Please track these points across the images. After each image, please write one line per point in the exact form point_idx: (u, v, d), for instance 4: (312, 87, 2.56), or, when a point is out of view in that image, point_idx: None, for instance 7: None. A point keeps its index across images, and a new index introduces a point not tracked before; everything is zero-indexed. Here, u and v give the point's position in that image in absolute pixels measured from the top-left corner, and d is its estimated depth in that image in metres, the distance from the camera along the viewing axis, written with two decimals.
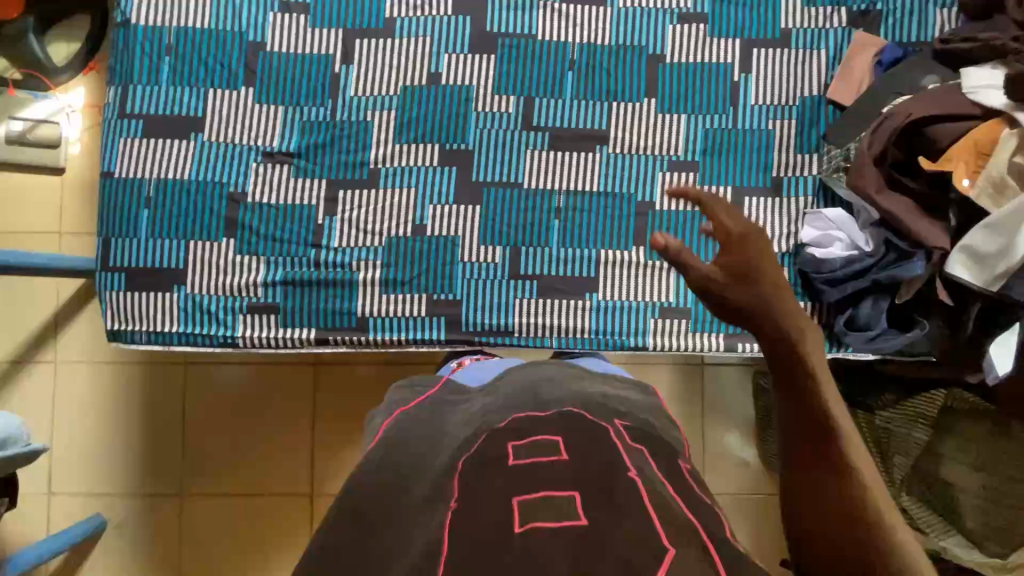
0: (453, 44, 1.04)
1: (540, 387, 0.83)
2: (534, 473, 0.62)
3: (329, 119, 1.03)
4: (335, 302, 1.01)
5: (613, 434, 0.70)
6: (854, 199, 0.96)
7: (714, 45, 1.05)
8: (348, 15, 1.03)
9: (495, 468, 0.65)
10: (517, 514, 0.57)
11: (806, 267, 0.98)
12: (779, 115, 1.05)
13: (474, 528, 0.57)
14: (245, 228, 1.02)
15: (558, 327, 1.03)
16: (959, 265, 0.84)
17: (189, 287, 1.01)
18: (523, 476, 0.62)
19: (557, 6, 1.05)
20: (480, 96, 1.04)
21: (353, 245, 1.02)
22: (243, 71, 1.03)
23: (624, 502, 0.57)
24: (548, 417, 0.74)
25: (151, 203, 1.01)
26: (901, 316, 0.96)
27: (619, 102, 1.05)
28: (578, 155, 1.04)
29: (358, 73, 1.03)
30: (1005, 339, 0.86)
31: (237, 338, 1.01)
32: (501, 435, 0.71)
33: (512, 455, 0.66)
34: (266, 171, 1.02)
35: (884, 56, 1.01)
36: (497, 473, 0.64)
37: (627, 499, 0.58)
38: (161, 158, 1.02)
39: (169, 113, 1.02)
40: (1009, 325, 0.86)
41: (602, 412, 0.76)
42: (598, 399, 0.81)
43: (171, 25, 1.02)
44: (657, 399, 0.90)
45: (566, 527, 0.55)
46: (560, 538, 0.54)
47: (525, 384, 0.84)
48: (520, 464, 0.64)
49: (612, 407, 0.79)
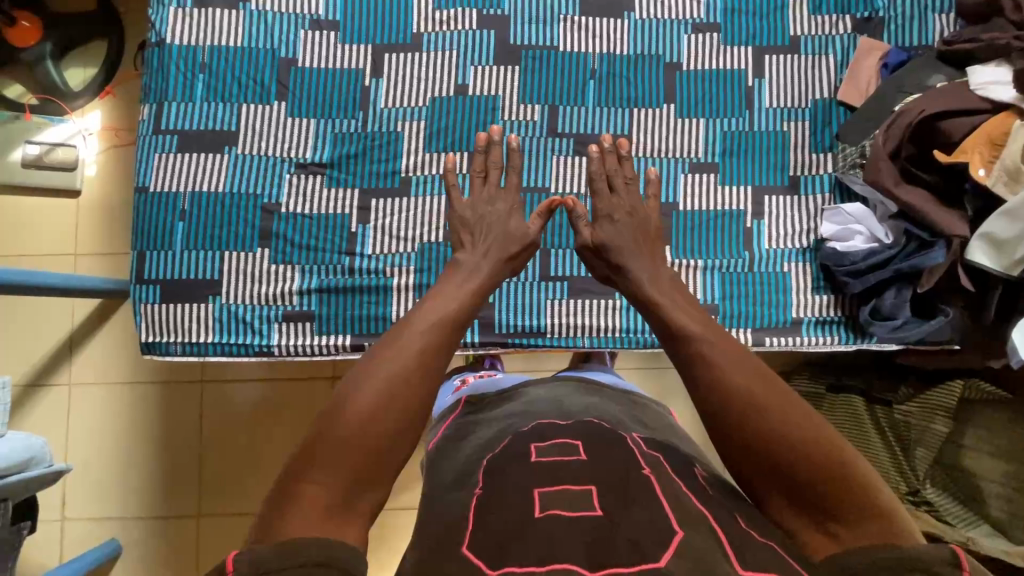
0: (478, 57, 1.08)
1: (564, 401, 0.85)
2: (552, 474, 0.64)
3: (360, 131, 1.06)
4: (372, 308, 1.02)
5: (630, 442, 0.72)
6: (870, 193, 1.00)
7: (726, 53, 1.10)
8: (377, 31, 1.07)
9: (515, 468, 0.66)
10: (536, 501, 0.60)
11: (828, 261, 1.01)
12: (794, 117, 1.09)
13: (496, 521, 0.58)
14: (280, 238, 1.03)
15: (588, 326, 1.05)
16: (979, 252, 0.88)
17: (224, 297, 1.02)
18: (538, 476, 0.64)
19: (577, 19, 1.10)
20: (506, 105, 1.07)
21: (387, 252, 1.04)
22: (275, 86, 1.06)
23: (639, 498, 0.59)
24: (568, 425, 0.75)
25: (186, 215, 1.03)
26: (925, 303, 0.98)
27: (640, 108, 1.09)
28: (580, 161, 1.08)
29: (387, 86, 1.07)
30: None
31: (272, 347, 1.02)
32: (523, 438, 0.73)
33: (535, 453, 0.68)
34: (300, 181, 1.04)
35: (889, 59, 1.07)
36: (517, 471, 0.65)
37: (640, 495, 0.60)
38: (196, 171, 1.04)
39: (203, 128, 1.05)
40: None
41: (619, 426, 0.78)
42: (616, 415, 0.82)
43: (204, 43, 1.05)
44: (660, 414, 0.92)
45: (582, 517, 0.57)
46: (575, 530, 0.56)
47: (549, 398, 0.86)
48: (533, 464, 0.66)
49: (626, 424, 0.81)
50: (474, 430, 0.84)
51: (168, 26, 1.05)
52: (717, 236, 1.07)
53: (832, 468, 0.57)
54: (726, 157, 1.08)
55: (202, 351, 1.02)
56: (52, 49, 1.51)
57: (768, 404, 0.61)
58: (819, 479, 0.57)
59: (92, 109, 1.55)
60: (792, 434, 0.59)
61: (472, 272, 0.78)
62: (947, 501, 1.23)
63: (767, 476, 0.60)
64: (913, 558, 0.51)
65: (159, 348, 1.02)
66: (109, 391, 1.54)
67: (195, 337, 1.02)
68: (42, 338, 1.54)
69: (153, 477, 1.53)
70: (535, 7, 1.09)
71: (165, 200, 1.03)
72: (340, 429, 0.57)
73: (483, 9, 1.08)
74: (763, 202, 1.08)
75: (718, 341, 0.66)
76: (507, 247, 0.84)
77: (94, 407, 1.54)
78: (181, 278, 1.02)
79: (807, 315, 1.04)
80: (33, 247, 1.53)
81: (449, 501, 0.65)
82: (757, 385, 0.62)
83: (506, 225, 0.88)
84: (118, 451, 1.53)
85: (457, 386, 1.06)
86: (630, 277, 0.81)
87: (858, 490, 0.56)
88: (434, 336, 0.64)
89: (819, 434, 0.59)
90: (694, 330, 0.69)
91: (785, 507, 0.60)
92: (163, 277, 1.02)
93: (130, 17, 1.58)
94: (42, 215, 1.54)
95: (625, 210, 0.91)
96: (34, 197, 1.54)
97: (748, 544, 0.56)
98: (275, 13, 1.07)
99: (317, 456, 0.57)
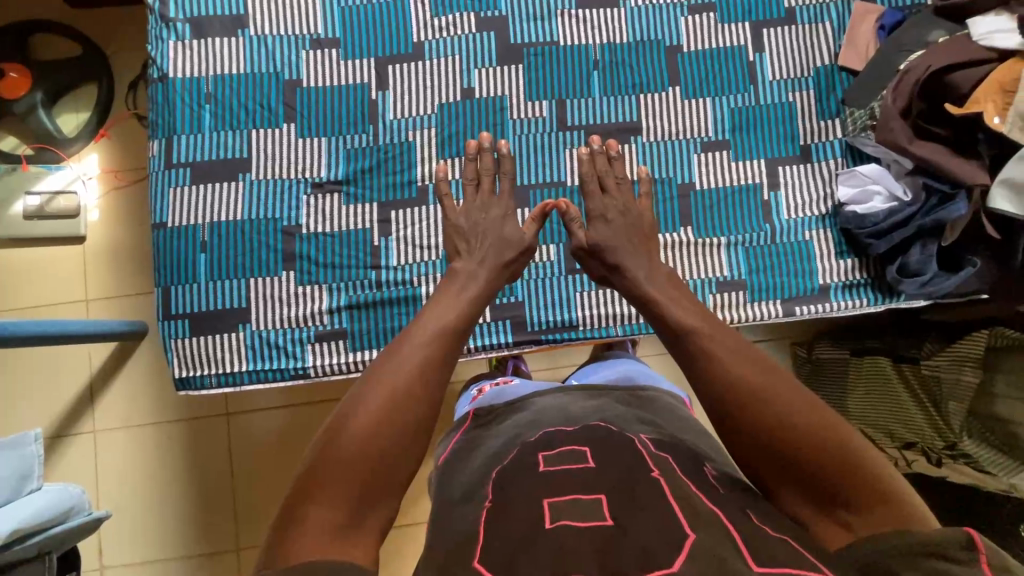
0: (481, 60, 1.08)
1: (569, 408, 0.86)
2: (565, 482, 0.64)
3: (371, 144, 1.05)
4: (404, 319, 1.02)
5: (637, 443, 0.72)
6: (884, 153, 1.01)
7: (725, 30, 1.11)
8: (379, 44, 1.08)
9: (530, 479, 0.66)
10: (547, 512, 0.60)
11: (850, 224, 1.03)
12: (796, 87, 1.10)
13: (511, 534, 0.58)
14: (304, 259, 1.03)
15: (617, 315, 1.05)
16: (1000, 198, 0.88)
17: (254, 324, 1.01)
18: (545, 487, 0.64)
19: (574, 12, 1.10)
20: (514, 104, 1.08)
21: (411, 262, 1.03)
22: (282, 109, 1.06)
23: (646, 502, 0.59)
24: (573, 431, 0.77)
25: (207, 246, 1.02)
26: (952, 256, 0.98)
27: (645, 94, 1.09)
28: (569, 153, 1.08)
29: (393, 97, 1.07)
30: None
31: (308, 368, 1.01)
32: (530, 449, 0.74)
33: (543, 463, 0.69)
34: (317, 202, 1.04)
35: (885, 21, 1.09)
36: (532, 483, 0.65)
37: (648, 497, 0.60)
38: (213, 202, 1.03)
39: (215, 158, 1.05)
40: None
41: (627, 428, 0.79)
42: (621, 416, 0.83)
43: (207, 73, 1.06)
44: (674, 403, 0.93)
45: (591, 528, 0.57)
46: (587, 538, 0.55)
47: (554, 405, 0.87)
48: (542, 476, 0.66)
49: (629, 424, 0.82)
50: (484, 442, 0.85)
51: (170, 61, 1.05)
52: (736, 211, 1.07)
53: (835, 454, 0.58)
54: (736, 133, 1.09)
55: (237, 381, 1.01)
56: (42, 98, 1.50)
57: (772, 394, 0.62)
58: (825, 467, 0.58)
59: (88, 154, 1.54)
60: (792, 423, 0.60)
61: (470, 284, 0.79)
62: (984, 451, 1.22)
63: (777, 468, 0.61)
64: (922, 542, 0.50)
65: (194, 382, 1.01)
66: (135, 433, 1.53)
67: (229, 367, 1.01)
68: (61, 388, 1.53)
69: (189, 515, 1.51)
70: (533, 5, 1.10)
71: (184, 233, 1.02)
72: (346, 458, 0.57)
73: (480, 12, 1.09)
74: (777, 173, 1.08)
75: (718, 337, 0.69)
76: (504, 254, 0.86)
77: (120, 452, 1.52)
78: (210, 310, 1.01)
79: (833, 281, 1.05)
80: (42, 297, 1.52)
81: (462, 519, 0.65)
82: (758, 375, 0.64)
83: (501, 230, 0.89)
84: (147, 490, 1.51)
85: (474, 395, 1.06)
86: (628, 276, 0.84)
87: (866, 474, 0.57)
88: (436, 348, 0.67)
89: (825, 421, 0.60)
90: (693, 325, 0.71)
91: (797, 498, 0.60)
92: (192, 310, 1.01)
93: (120, 55, 1.57)
94: (48, 264, 1.53)
95: (617, 209, 0.92)
96: (39, 247, 1.53)
97: (758, 536, 0.56)
98: (275, 37, 1.07)
99: (321, 483, 0.56)
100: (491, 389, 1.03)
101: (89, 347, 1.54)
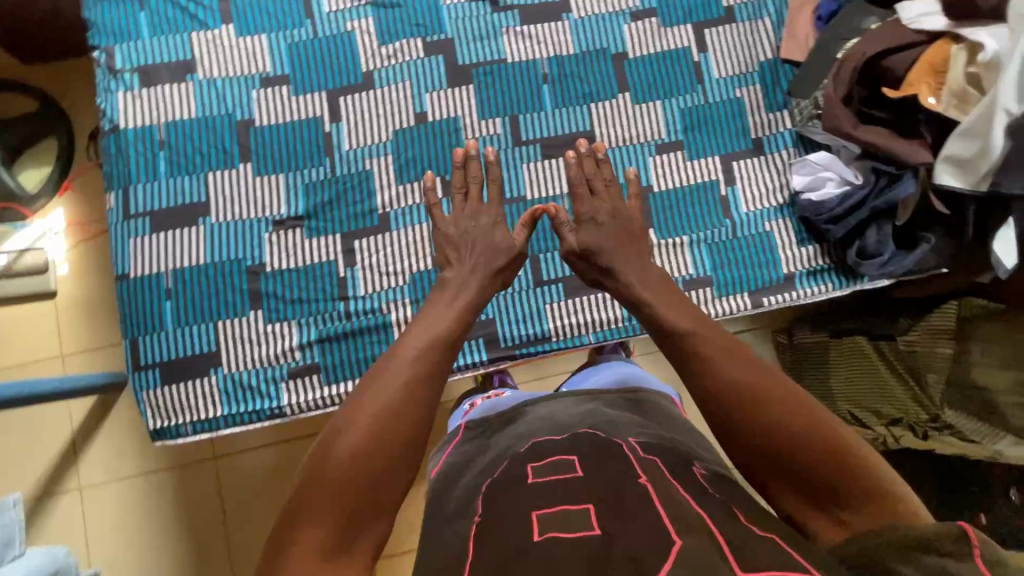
0: (432, 83, 1.09)
1: (559, 418, 0.85)
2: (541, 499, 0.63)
3: (329, 177, 1.06)
4: (376, 347, 1.02)
5: (625, 448, 0.72)
6: (832, 140, 1.03)
7: (668, 34, 1.13)
8: (329, 77, 1.08)
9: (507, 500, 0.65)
10: (536, 525, 0.60)
11: (807, 212, 1.04)
12: (743, 83, 1.12)
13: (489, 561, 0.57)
14: (269, 297, 1.02)
15: (590, 322, 1.06)
16: (945, 174, 0.90)
17: (226, 367, 1.01)
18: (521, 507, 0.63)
19: (519, 29, 1.12)
20: (468, 124, 1.09)
21: (378, 289, 1.03)
22: (238, 149, 1.06)
23: (635, 511, 0.59)
24: (562, 440, 0.76)
25: (172, 293, 1.02)
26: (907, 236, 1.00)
27: (596, 102, 1.11)
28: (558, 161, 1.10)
29: (348, 128, 1.07)
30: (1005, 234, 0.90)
31: (284, 407, 1.01)
32: (522, 459, 0.74)
33: (532, 475, 0.69)
34: (280, 238, 1.04)
35: (821, 11, 1.11)
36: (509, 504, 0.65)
37: (637, 506, 0.60)
38: (174, 249, 1.03)
39: (174, 204, 1.04)
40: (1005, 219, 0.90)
41: (614, 430, 0.78)
42: (609, 419, 0.83)
43: (160, 121, 1.06)
44: (664, 404, 0.93)
45: (568, 547, 0.56)
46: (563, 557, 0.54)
47: (544, 416, 0.87)
48: (519, 495, 0.65)
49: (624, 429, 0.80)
50: (471, 457, 0.84)
51: (121, 112, 1.06)
52: (696, 209, 1.09)
53: (828, 453, 0.59)
54: (688, 133, 1.11)
55: (214, 427, 1.00)
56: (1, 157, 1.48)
57: (754, 392, 0.64)
58: (819, 466, 0.59)
59: (52, 208, 1.53)
60: (784, 422, 0.61)
61: (461, 296, 0.79)
62: (967, 422, 1.24)
63: (769, 467, 0.61)
64: (914, 537, 0.49)
65: (170, 432, 1.00)
66: (124, 486, 1.50)
67: (204, 414, 1.00)
68: (43, 447, 1.50)
69: (184, 565, 1.48)
70: (477, 26, 1.12)
71: (148, 282, 1.02)
72: (312, 500, 0.56)
73: (427, 37, 1.11)
74: (733, 168, 1.10)
75: (710, 338, 0.70)
76: (494, 261, 0.86)
77: (108, 506, 1.49)
78: (180, 358, 1.01)
79: (797, 269, 1.07)
80: (16, 357, 1.50)
81: (441, 549, 0.64)
82: (744, 373, 0.65)
83: (491, 237, 0.89)
84: (142, 539, 1.49)
85: (467, 410, 1.05)
86: (619, 279, 0.85)
87: (856, 466, 0.58)
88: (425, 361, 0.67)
89: (806, 417, 0.61)
90: (685, 326, 0.72)
91: (792, 497, 0.61)
92: (163, 358, 1.01)
93: (77, 108, 1.57)
94: (20, 323, 1.51)
95: (607, 211, 0.92)
96: (9, 307, 1.51)
97: (740, 539, 0.55)
98: (225, 78, 1.08)
99: (290, 527, 0.55)
100: (483, 402, 1.02)
101: (71, 402, 1.52)
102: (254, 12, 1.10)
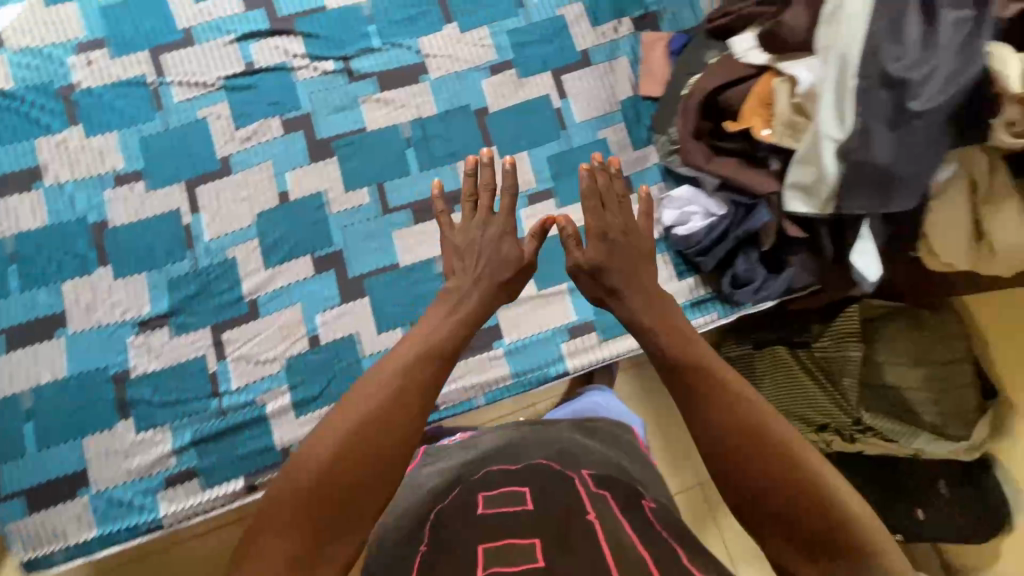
0: (293, 161, 1.07)
1: (520, 452, 0.81)
2: None
3: (193, 269, 1.02)
4: (255, 441, 0.98)
5: (576, 480, 0.68)
6: (693, 174, 1.02)
7: (527, 85, 1.14)
8: (186, 167, 1.06)
9: None
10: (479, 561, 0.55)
11: (679, 247, 1.05)
12: (607, 124, 1.13)
13: None
14: (139, 403, 0.98)
15: (481, 383, 1.03)
16: (795, 200, 0.91)
17: (96, 486, 0.95)
18: None
19: (377, 96, 1.11)
20: (333, 198, 1.07)
21: (253, 380, 1.00)
22: (95, 252, 1.02)
23: (578, 545, 0.55)
24: (519, 470, 0.73)
25: (33, 414, 0.97)
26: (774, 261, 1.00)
27: (463, 160, 1.11)
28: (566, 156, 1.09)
29: (209, 217, 1.04)
30: (863, 246, 0.91)
31: (162, 519, 0.95)
32: (474, 488, 0.70)
33: (481, 504, 0.65)
34: (146, 340, 1.00)
35: (673, 45, 1.13)
36: None
37: (580, 538, 0.56)
38: (34, 366, 0.98)
39: (30, 319, 1.00)
40: (856, 235, 0.91)
41: (570, 463, 0.75)
42: (568, 451, 0.80)
43: (9, 234, 1.02)
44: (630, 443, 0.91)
45: None
46: None
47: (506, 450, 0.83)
48: None
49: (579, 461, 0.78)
50: (422, 484, 0.81)
51: None
52: None
53: (808, 496, 0.55)
54: (559, 180, 1.11)
55: (89, 550, 0.94)
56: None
57: (731, 409, 0.61)
58: (809, 508, 0.55)
59: None
60: (772, 460, 0.57)
61: (460, 307, 0.73)
62: (885, 423, 1.18)
63: (747, 499, 0.57)
64: None
65: (41, 562, 0.94)
66: None
67: (77, 537, 0.94)
68: None
69: None
70: (334, 98, 1.11)
71: (6, 406, 0.97)
72: None
73: (284, 114, 1.09)
74: None
75: (712, 369, 0.65)
76: (500, 273, 0.78)
77: None
78: (47, 482, 0.95)
79: (679, 302, 1.07)
80: None
81: None
82: (729, 407, 0.61)
83: (498, 250, 0.79)
84: None
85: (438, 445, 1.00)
86: (625, 304, 0.77)
87: (830, 494, 0.55)
88: (416, 379, 0.64)
89: (790, 441, 0.58)
90: (685, 359, 0.67)
91: (776, 537, 0.56)
92: (28, 485, 0.95)
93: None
94: None
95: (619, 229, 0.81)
96: None
97: None
98: (75, 182, 1.04)
99: None
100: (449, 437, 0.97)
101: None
102: (102, 111, 1.07)
